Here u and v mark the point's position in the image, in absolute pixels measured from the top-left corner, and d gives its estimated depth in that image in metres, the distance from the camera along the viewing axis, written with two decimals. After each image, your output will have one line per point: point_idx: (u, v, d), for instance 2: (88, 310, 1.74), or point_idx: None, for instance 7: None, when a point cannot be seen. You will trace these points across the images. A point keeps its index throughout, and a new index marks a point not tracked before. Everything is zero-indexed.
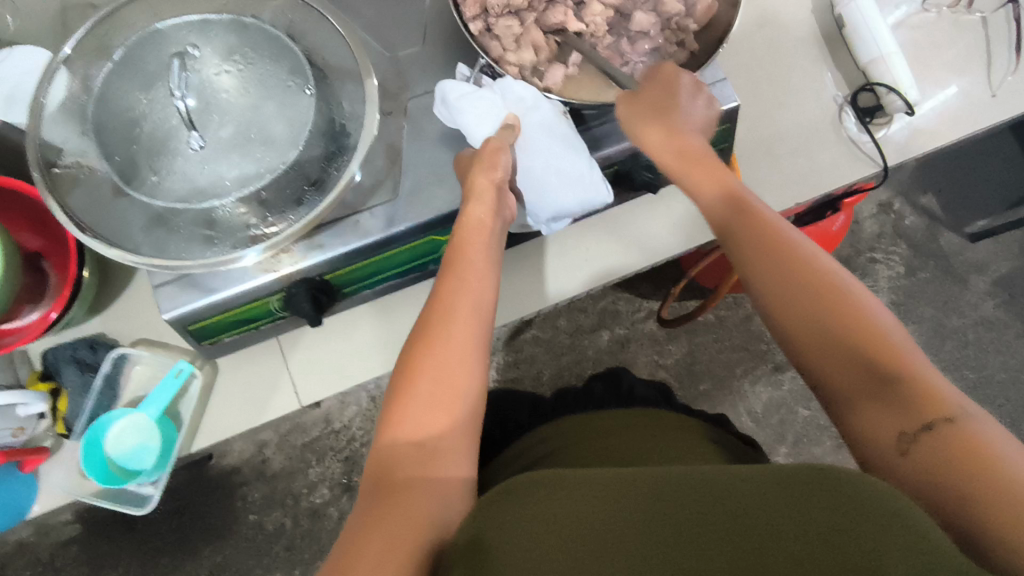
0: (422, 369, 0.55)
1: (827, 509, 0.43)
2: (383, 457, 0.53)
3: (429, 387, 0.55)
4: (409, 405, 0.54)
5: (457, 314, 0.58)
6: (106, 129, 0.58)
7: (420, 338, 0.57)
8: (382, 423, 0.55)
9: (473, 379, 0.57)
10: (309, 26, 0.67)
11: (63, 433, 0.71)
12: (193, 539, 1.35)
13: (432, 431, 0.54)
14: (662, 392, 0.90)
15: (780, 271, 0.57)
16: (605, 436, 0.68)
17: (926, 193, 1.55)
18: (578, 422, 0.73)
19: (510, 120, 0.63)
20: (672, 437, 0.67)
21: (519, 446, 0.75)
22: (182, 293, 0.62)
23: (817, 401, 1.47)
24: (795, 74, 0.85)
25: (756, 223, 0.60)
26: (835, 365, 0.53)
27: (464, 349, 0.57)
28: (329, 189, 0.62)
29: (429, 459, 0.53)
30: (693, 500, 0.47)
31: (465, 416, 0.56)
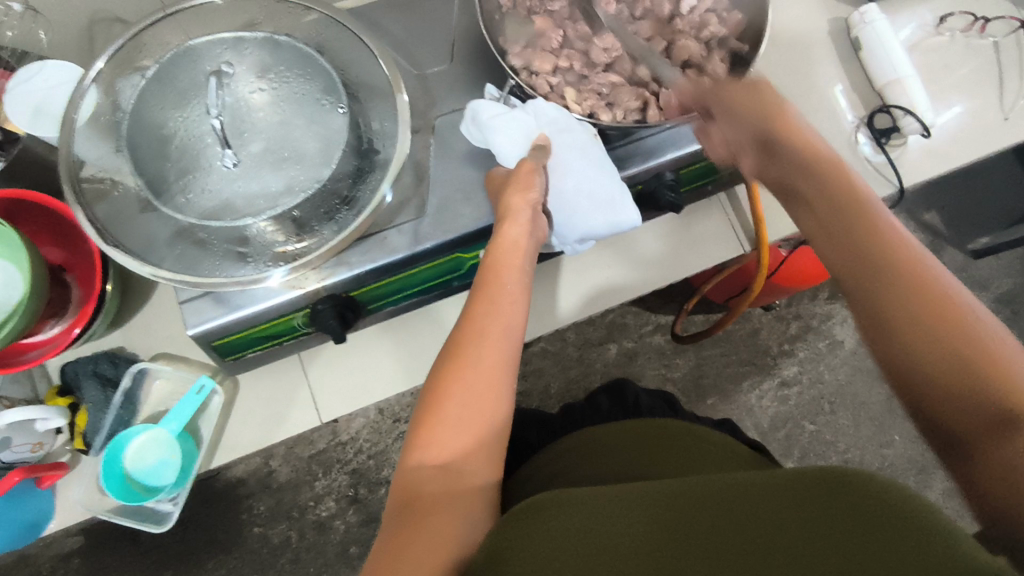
0: (452, 391, 0.55)
1: (844, 512, 0.43)
2: (409, 479, 0.52)
3: (459, 409, 0.54)
4: (438, 426, 0.54)
5: (487, 335, 0.57)
6: (138, 145, 0.58)
7: (454, 358, 0.57)
8: (410, 443, 0.54)
9: (502, 400, 0.56)
10: (338, 44, 0.67)
11: (82, 448, 0.70)
12: (197, 551, 1.34)
13: (461, 453, 0.54)
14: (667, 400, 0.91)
15: (889, 288, 0.51)
16: (614, 452, 0.68)
17: (930, 210, 1.57)
18: (598, 433, 0.72)
19: (543, 139, 0.62)
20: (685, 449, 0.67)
21: (544, 457, 0.73)
22: (208, 308, 0.62)
23: (823, 416, 1.48)
24: (814, 95, 0.86)
25: (841, 207, 0.56)
26: (954, 401, 0.47)
27: (494, 372, 0.56)
28: (360, 208, 0.63)
29: (458, 477, 0.53)
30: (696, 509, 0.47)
31: (493, 439, 0.55)
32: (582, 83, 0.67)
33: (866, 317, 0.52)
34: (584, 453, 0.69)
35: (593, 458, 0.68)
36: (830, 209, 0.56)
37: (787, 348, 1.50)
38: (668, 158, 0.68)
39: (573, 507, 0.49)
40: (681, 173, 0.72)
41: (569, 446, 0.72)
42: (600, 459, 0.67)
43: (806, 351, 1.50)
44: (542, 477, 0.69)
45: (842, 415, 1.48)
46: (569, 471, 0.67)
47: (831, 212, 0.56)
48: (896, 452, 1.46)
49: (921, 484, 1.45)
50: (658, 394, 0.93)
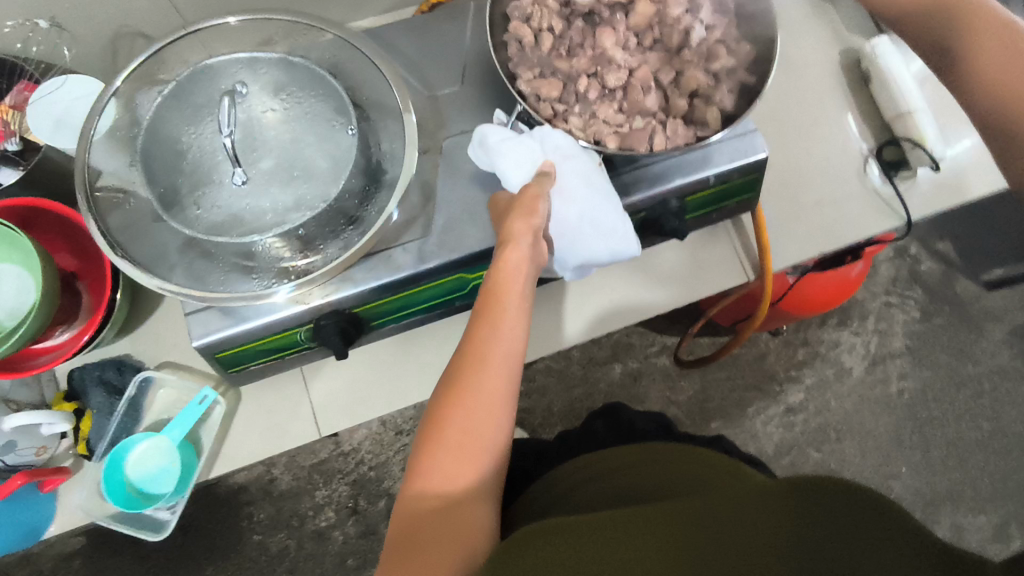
0: (451, 419, 0.55)
1: (799, 520, 0.47)
2: (409, 508, 0.53)
3: (458, 435, 0.55)
4: (438, 455, 0.54)
5: (487, 362, 0.57)
6: (153, 159, 0.59)
7: (455, 381, 0.57)
8: (410, 470, 0.55)
9: (502, 424, 0.56)
10: (351, 65, 0.69)
11: (84, 453, 0.71)
12: (196, 556, 1.34)
13: (460, 483, 0.54)
14: (664, 424, 0.90)
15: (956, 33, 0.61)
16: (614, 477, 0.68)
17: (943, 240, 1.56)
18: (596, 458, 0.72)
19: (547, 166, 0.62)
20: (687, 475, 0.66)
21: (547, 479, 0.73)
22: (214, 320, 0.63)
23: (829, 445, 1.46)
24: (822, 125, 0.87)
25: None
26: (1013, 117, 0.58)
27: (494, 396, 0.56)
28: (365, 228, 0.64)
29: (457, 506, 0.53)
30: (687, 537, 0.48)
31: (493, 468, 0.55)
32: (592, 111, 0.67)
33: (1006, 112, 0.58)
34: (583, 478, 0.69)
35: (593, 481, 0.68)
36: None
37: (794, 375, 1.49)
38: (674, 185, 0.68)
39: (578, 534, 0.49)
40: (687, 201, 0.72)
41: (573, 470, 0.71)
42: (601, 486, 0.67)
43: (813, 378, 1.49)
44: (547, 498, 0.69)
45: (849, 444, 1.46)
46: (570, 497, 0.67)
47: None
48: (901, 483, 1.44)
49: (926, 518, 1.43)
50: (653, 415, 0.92)
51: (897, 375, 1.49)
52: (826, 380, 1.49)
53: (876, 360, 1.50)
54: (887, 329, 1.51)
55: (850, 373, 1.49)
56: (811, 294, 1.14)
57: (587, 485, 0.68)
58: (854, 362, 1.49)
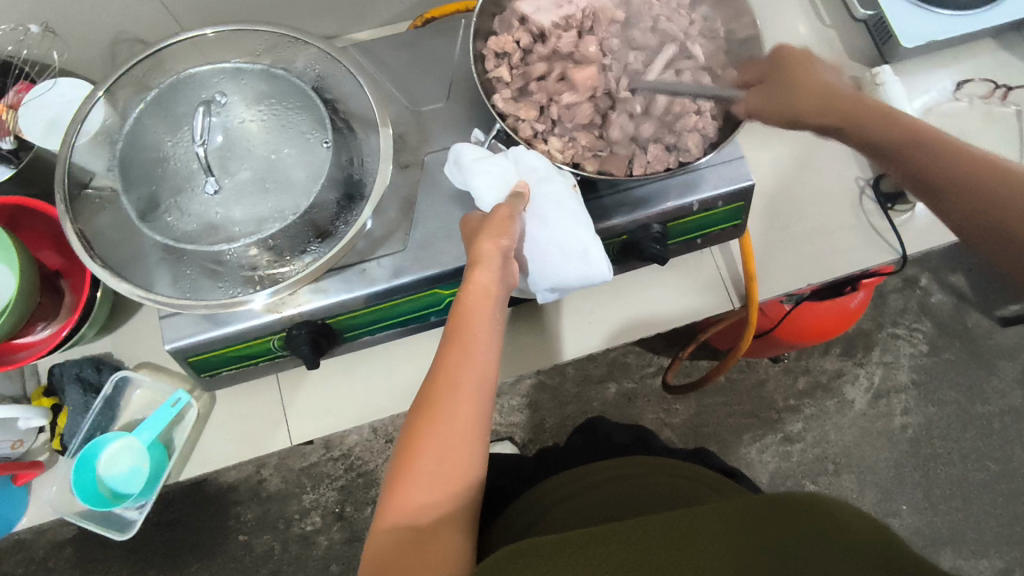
0: (424, 447, 0.54)
1: (768, 523, 0.52)
2: (381, 540, 0.52)
3: (431, 464, 0.54)
4: (411, 485, 0.53)
5: (459, 387, 0.56)
6: (131, 165, 0.61)
7: (427, 408, 0.56)
8: (384, 500, 0.54)
9: (474, 453, 0.55)
10: (337, 79, 0.70)
11: (58, 449, 0.73)
12: (182, 553, 1.35)
13: (433, 513, 0.53)
14: (641, 437, 0.88)
15: (891, 129, 0.60)
16: (597, 491, 0.67)
17: (955, 272, 1.52)
18: (573, 475, 0.70)
19: (521, 187, 0.62)
20: (673, 490, 0.66)
21: (529, 497, 0.71)
22: (186, 325, 0.64)
23: (826, 477, 1.42)
24: (817, 154, 0.85)
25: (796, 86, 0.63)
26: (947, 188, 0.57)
27: (467, 423, 0.56)
28: (338, 240, 0.64)
29: (430, 539, 0.52)
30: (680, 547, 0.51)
31: (466, 495, 0.55)
32: (571, 134, 0.66)
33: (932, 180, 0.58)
34: (564, 493, 0.68)
35: (573, 497, 0.67)
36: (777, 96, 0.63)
37: (793, 404, 1.46)
38: (657, 210, 0.68)
39: (573, 549, 0.50)
40: (669, 226, 0.71)
41: (552, 485, 0.70)
42: (582, 501, 0.66)
43: (813, 408, 1.45)
44: (526, 518, 0.67)
45: (847, 478, 1.42)
46: (548, 515, 0.66)
47: (794, 77, 0.64)
48: (900, 521, 1.40)
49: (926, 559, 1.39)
50: (634, 428, 0.90)
51: (901, 410, 1.45)
52: (826, 411, 1.45)
53: (879, 393, 1.46)
54: (893, 362, 1.47)
55: (852, 405, 1.45)
56: (808, 323, 1.12)
57: (566, 501, 0.67)
58: (856, 395, 1.46)
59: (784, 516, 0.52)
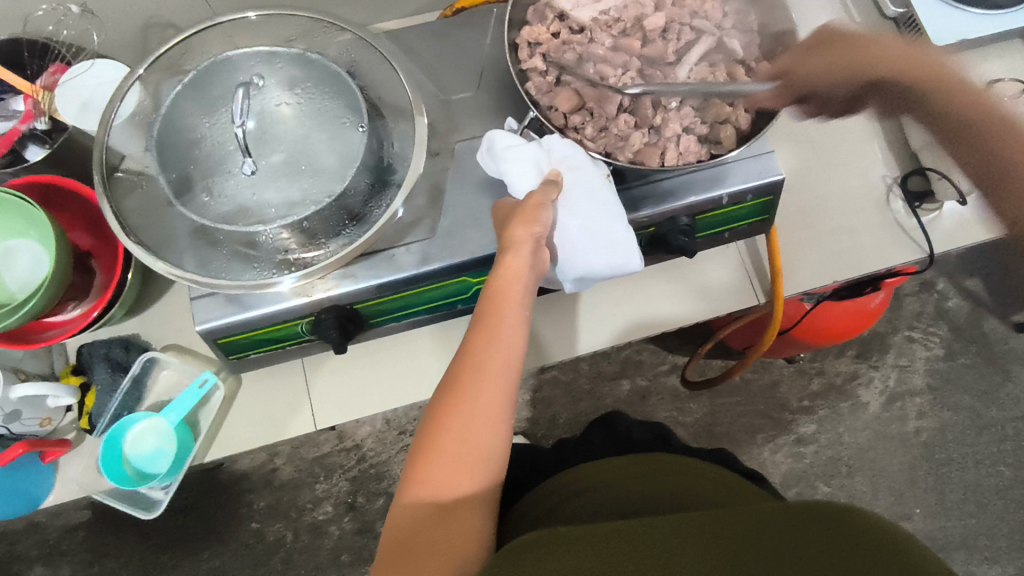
0: (449, 426, 0.54)
1: (794, 531, 0.50)
2: (403, 516, 0.52)
3: (455, 445, 0.53)
4: (434, 463, 0.53)
5: (486, 370, 0.56)
6: (167, 145, 0.61)
7: (453, 390, 0.56)
8: (406, 477, 0.54)
9: (498, 437, 0.55)
10: (369, 65, 0.70)
11: (87, 428, 0.73)
12: (194, 539, 1.36)
13: (456, 492, 0.53)
14: (660, 433, 0.88)
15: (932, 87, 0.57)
16: (613, 488, 0.66)
17: (973, 277, 1.51)
18: (590, 468, 0.68)
19: (554, 175, 0.62)
20: (693, 490, 0.64)
21: (542, 489, 0.69)
22: (215, 307, 0.64)
23: (839, 479, 1.42)
24: (843, 151, 0.85)
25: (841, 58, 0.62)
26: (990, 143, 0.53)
27: (493, 407, 0.55)
28: (369, 224, 0.64)
29: (450, 519, 0.52)
30: (700, 548, 0.50)
31: (491, 477, 0.54)
32: (604, 122, 0.66)
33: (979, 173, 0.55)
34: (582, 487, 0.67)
35: (589, 491, 0.66)
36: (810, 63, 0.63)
37: (807, 405, 1.45)
38: (685, 202, 0.68)
39: (594, 540, 0.50)
40: (697, 219, 0.71)
41: (563, 478, 0.68)
42: (597, 497, 0.65)
43: (827, 410, 1.45)
44: (542, 507, 0.66)
45: (859, 481, 1.42)
46: (564, 508, 0.64)
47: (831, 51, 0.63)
48: (913, 525, 1.40)
49: None
50: (650, 424, 0.91)
51: (915, 413, 1.44)
52: (840, 413, 1.45)
53: (894, 396, 1.45)
54: (908, 365, 1.47)
55: (865, 408, 1.45)
56: (827, 323, 1.11)
57: (582, 495, 0.65)
58: (871, 398, 1.45)
59: (812, 527, 0.50)
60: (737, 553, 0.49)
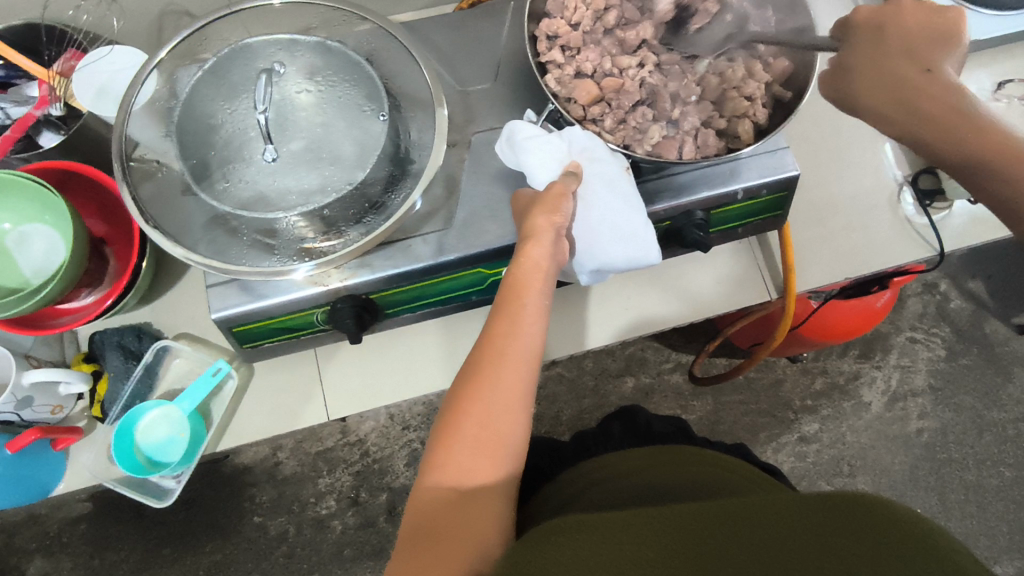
0: (469, 412, 0.54)
1: (816, 519, 0.50)
2: (424, 500, 0.52)
3: (476, 430, 0.54)
4: (455, 448, 0.53)
5: (506, 358, 0.56)
6: (187, 132, 0.61)
7: (474, 376, 0.56)
8: (427, 462, 0.54)
9: (518, 423, 0.55)
10: (388, 55, 0.70)
11: (98, 416, 0.73)
12: (196, 533, 1.35)
13: (476, 478, 0.53)
14: (681, 428, 0.88)
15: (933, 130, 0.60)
16: (630, 476, 0.66)
17: (975, 278, 1.52)
18: (615, 457, 0.70)
19: (573, 167, 0.63)
20: (712, 478, 0.65)
21: (565, 477, 0.71)
22: (232, 294, 0.64)
23: (841, 478, 1.42)
24: (854, 148, 0.85)
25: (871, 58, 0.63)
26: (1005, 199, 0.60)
27: (513, 393, 0.56)
28: (388, 214, 0.64)
29: (472, 503, 0.52)
30: (726, 532, 0.50)
31: (510, 465, 0.55)
32: (623, 115, 0.67)
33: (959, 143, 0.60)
34: (600, 477, 0.67)
35: (609, 480, 0.66)
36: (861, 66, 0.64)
37: (810, 404, 1.46)
38: (699, 197, 0.68)
39: (616, 527, 0.50)
40: (711, 214, 0.71)
41: (585, 469, 0.70)
42: (616, 485, 0.65)
43: (829, 409, 1.45)
44: (563, 496, 0.67)
45: (862, 480, 1.42)
46: (584, 496, 0.65)
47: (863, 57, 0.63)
48: None
49: None
50: (671, 419, 0.90)
51: (917, 414, 1.45)
52: (842, 413, 1.45)
53: (896, 396, 1.46)
54: (911, 365, 1.48)
55: (868, 408, 1.46)
56: (833, 321, 1.12)
57: (600, 484, 0.66)
58: (873, 397, 1.46)
59: (835, 517, 0.50)
60: (759, 542, 0.49)
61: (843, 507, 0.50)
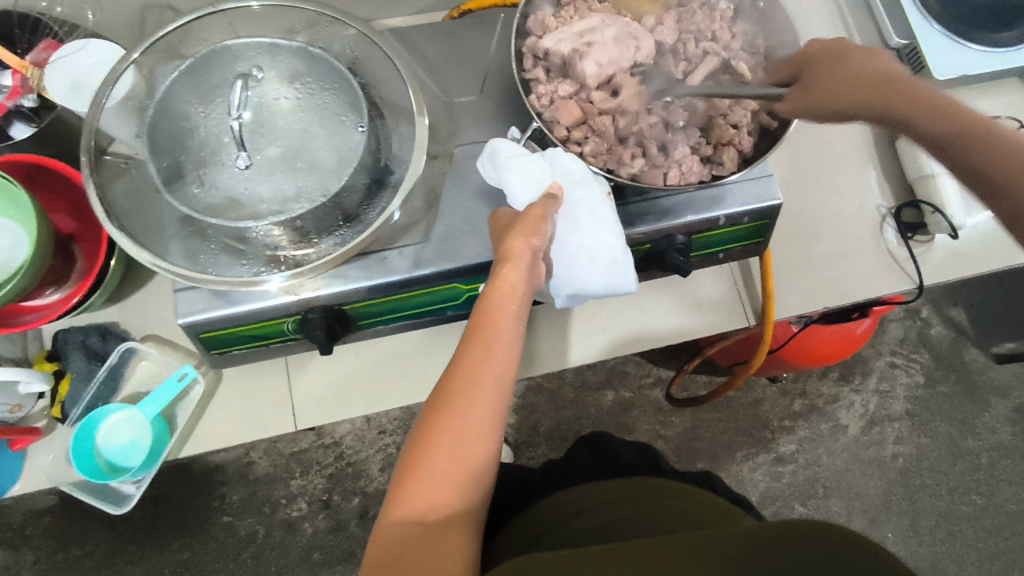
0: (438, 442, 0.53)
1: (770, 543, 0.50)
2: (389, 535, 0.51)
3: (445, 463, 0.53)
4: (423, 480, 0.52)
5: (478, 387, 0.55)
6: (159, 133, 0.59)
7: (444, 404, 0.55)
8: (394, 493, 0.53)
9: (487, 453, 0.54)
10: (372, 63, 0.68)
11: (58, 417, 0.71)
12: (163, 530, 1.33)
13: (442, 509, 0.52)
14: (651, 458, 0.90)
15: (919, 102, 0.54)
16: (600, 513, 0.67)
17: (956, 306, 1.53)
18: (581, 492, 0.70)
19: (554, 188, 0.62)
20: (679, 512, 0.65)
21: (532, 512, 0.70)
22: (200, 300, 0.62)
23: (815, 500, 1.42)
24: (840, 176, 0.85)
25: (852, 72, 0.57)
26: None
27: (483, 423, 0.55)
28: (363, 226, 0.63)
29: (436, 538, 0.51)
30: (679, 548, 0.51)
31: (476, 494, 0.54)
32: (607, 135, 0.66)
33: (958, 136, 0.52)
34: (567, 512, 0.68)
35: (580, 515, 0.67)
36: (823, 83, 0.58)
37: (788, 425, 1.46)
38: (682, 220, 0.67)
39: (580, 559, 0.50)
40: (693, 238, 0.70)
41: (558, 500, 0.70)
42: (583, 524, 0.65)
43: (806, 431, 1.46)
44: (531, 532, 0.67)
45: (836, 503, 1.42)
46: (553, 533, 0.65)
47: (829, 74, 0.58)
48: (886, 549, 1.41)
49: None
50: (641, 449, 0.92)
51: (893, 438, 1.46)
52: (819, 434, 1.46)
53: (873, 420, 1.46)
54: (889, 390, 1.48)
55: (845, 430, 1.46)
56: (813, 346, 1.12)
57: (570, 519, 0.66)
58: (850, 420, 1.46)
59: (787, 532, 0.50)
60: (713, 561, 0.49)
61: (792, 530, 0.50)
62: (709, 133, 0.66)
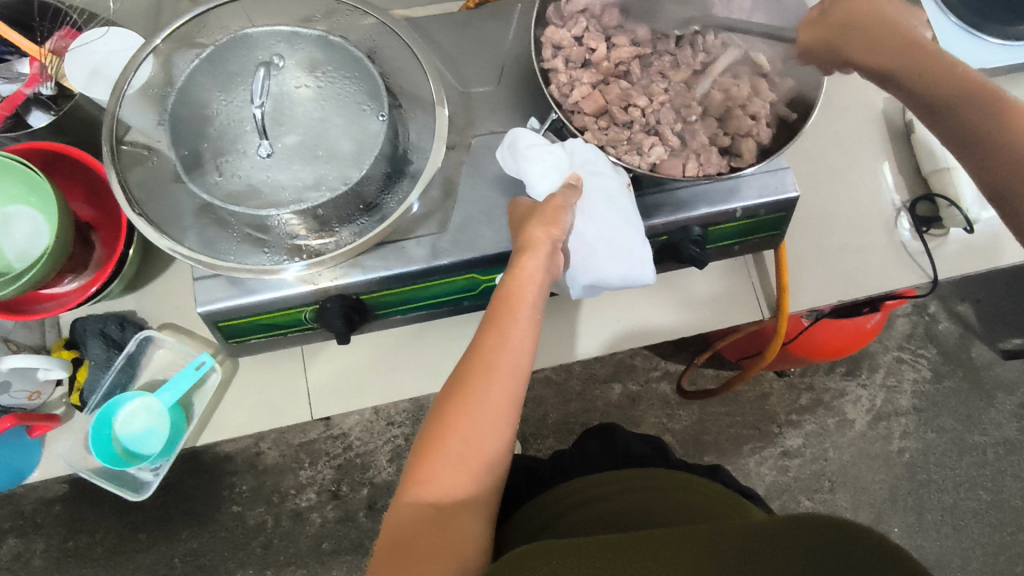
0: (454, 427, 0.54)
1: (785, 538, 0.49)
2: (404, 516, 0.52)
3: (460, 446, 0.53)
4: (438, 464, 0.53)
5: (494, 374, 0.56)
6: (179, 121, 0.59)
7: (461, 389, 0.55)
8: (410, 475, 0.54)
9: (502, 439, 0.55)
10: (390, 52, 0.68)
11: (77, 404, 0.72)
12: (173, 519, 1.34)
13: (457, 492, 0.52)
14: (658, 449, 0.91)
15: (916, 68, 0.57)
16: (612, 500, 0.66)
17: (964, 302, 1.53)
18: (593, 481, 0.70)
19: (574, 179, 0.62)
20: (690, 505, 0.65)
21: (548, 496, 0.70)
22: (219, 288, 0.62)
23: (822, 494, 1.43)
24: (854, 169, 0.85)
25: (869, 25, 0.59)
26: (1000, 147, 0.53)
27: (499, 409, 0.55)
28: (382, 216, 0.63)
29: (450, 521, 0.51)
30: (694, 542, 0.50)
31: (491, 479, 0.54)
32: (625, 126, 0.66)
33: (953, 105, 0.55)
34: (578, 499, 0.67)
35: (593, 500, 0.67)
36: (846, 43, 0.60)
37: (794, 419, 1.46)
38: (699, 212, 0.67)
39: (592, 551, 0.49)
40: (709, 230, 0.70)
41: (572, 486, 0.70)
42: (595, 510, 0.65)
43: (813, 425, 1.46)
44: (536, 523, 0.68)
45: (842, 497, 1.43)
46: (564, 519, 0.65)
47: (853, 33, 0.60)
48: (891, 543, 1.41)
49: None
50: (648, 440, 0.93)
51: (899, 433, 1.46)
52: (826, 429, 1.46)
53: (880, 415, 1.47)
54: (896, 385, 1.48)
55: (852, 425, 1.46)
56: (821, 340, 1.12)
57: (581, 507, 0.66)
58: (857, 415, 1.47)
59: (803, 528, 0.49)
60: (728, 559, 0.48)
61: (808, 526, 0.49)
62: (727, 124, 0.66)
